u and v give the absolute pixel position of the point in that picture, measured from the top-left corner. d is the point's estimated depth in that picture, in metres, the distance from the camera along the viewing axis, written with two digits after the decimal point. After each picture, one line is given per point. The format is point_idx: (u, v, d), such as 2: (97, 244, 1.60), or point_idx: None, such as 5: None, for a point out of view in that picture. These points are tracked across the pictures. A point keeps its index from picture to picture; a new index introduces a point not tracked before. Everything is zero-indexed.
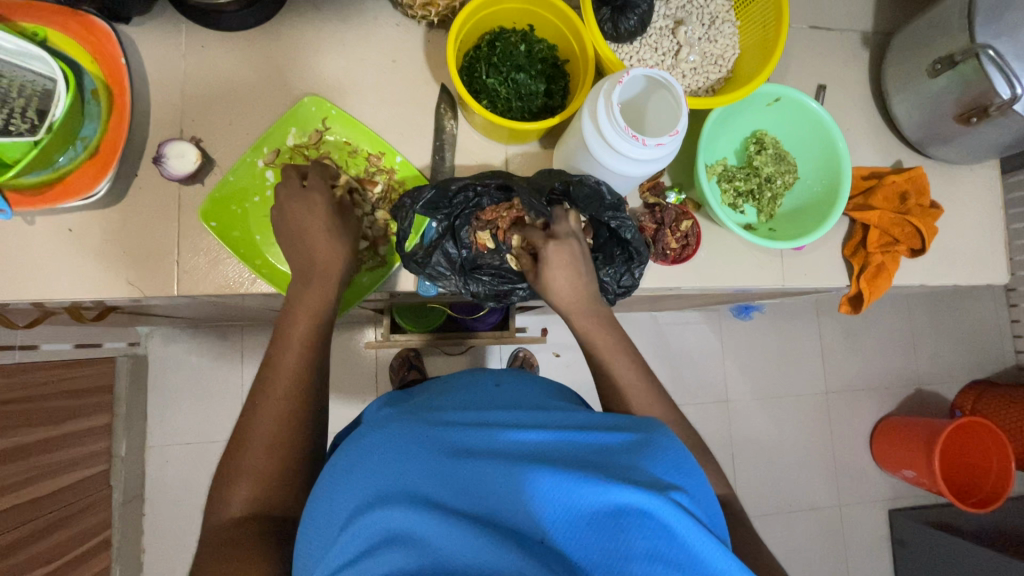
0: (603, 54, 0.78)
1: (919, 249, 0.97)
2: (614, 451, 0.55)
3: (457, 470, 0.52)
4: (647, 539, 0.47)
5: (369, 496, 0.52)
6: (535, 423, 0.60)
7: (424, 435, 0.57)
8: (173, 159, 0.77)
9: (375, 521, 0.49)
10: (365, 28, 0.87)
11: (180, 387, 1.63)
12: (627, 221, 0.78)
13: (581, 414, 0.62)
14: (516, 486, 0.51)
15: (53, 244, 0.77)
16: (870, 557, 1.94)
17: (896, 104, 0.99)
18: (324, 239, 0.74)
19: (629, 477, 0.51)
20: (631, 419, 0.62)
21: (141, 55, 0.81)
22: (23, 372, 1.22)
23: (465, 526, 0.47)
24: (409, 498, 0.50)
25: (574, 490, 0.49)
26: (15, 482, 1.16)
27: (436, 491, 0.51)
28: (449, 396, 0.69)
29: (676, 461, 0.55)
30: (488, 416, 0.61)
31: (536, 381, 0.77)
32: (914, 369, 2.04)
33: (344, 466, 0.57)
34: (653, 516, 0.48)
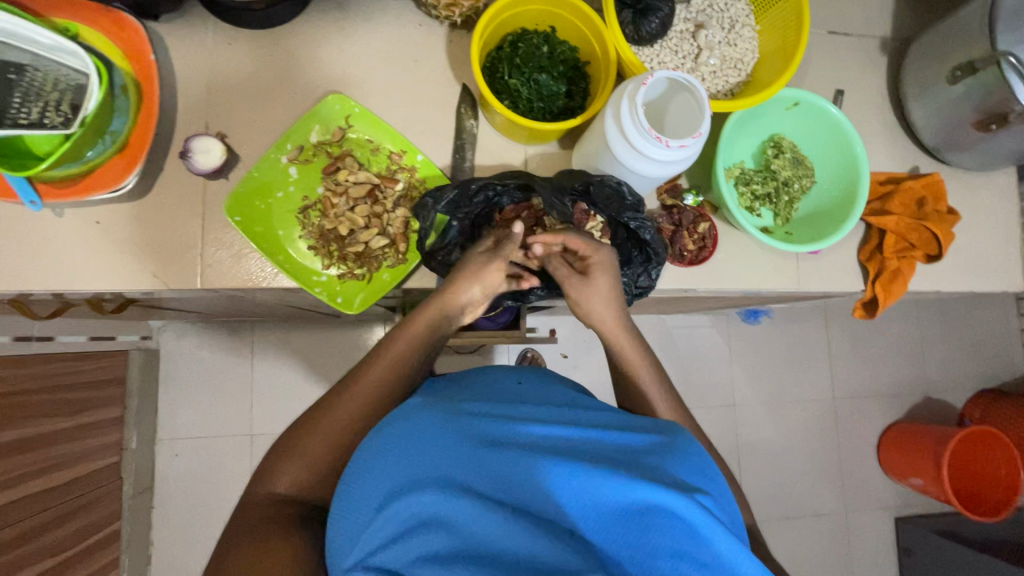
0: (625, 56, 0.79)
1: (935, 255, 0.97)
2: (639, 451, 0.55)
3: (482, 459, 0.52)
4: (674, 538, 0.46)
5: (395, 483, 0.52)
6: (560, 418, 0.59)
7: (449, 422, 0.56)
8: (200, 154, 0.78)
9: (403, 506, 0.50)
10: (388, 27, 0.88)
11: (191, 381, 1.65)
12: (647, 222, 0.78)
13: (605, 413, 0.62)
14: (541, 478, 0.50)
15: (80, 236, 0.78)
16: (876, 565, 1.93)
17: (914, 110, 0.99)
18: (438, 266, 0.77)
19: (656, 476, 0.51)
20: (653, 421, 0.62)
21: (169, 52, 0.82)
22: (38, 363, 1.24)
23: (491, 514, 0.48)
24: (435, 485, 0.50)
25: (600, 485, 0.49)
26: (29, 473, 1.17)
27: (462, 480, 0.51)
28: (470, 386, 0.68)
29: (700, 465, 0.55)
30: (513, 407, 0.60)
31: (554, 377, 0.76)
32: (922, 376, 2.04)
33: (367, 452, 0.57)
34: (681, 517, 0.47)
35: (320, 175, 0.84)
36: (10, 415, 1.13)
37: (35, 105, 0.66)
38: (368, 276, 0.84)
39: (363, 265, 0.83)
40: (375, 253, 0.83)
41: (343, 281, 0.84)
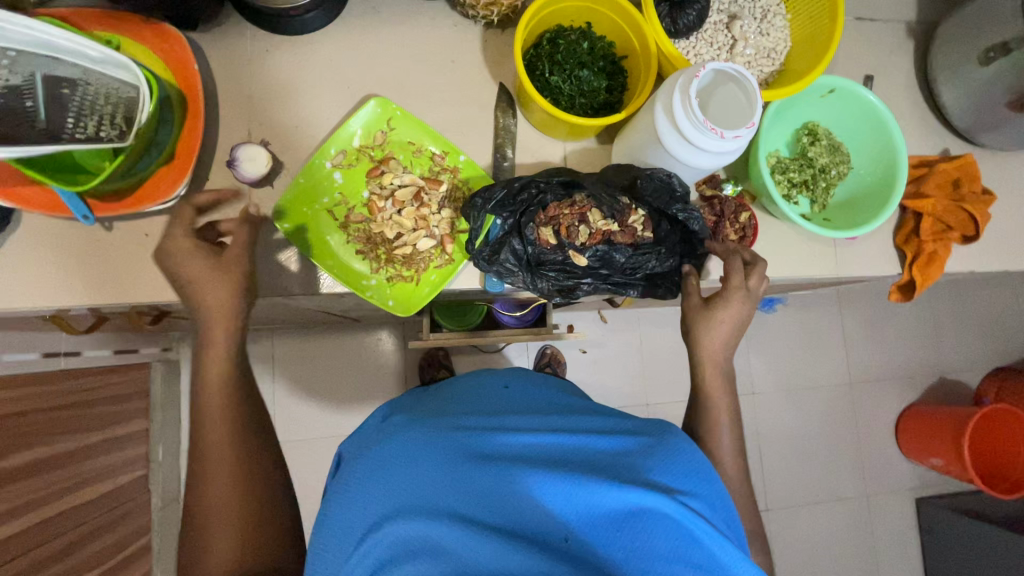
0: (666, 50, 0.79)
1: (971, 236, 0.98)
2: (628, 454, 0.58)
3: (476, 477, 0.54)
4: (666, 539, 0.50)
5: (393, 504, 0.55)
6: (549, 426, 0.62)
7: (442, 441, 0.59)
8: (246, 162, 0.77)
9: (402, 529, 0.52)
10: (422, 28, 0.88)
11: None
12: (694, 212, 0.79)
13: (593, 417, 0.65)
14: (532, 492, 0.52)
15: (130, 249, 0.78)
16: (898, 547, 1.94)
17: (944, 93, 1.00)
18: (209, 283, 0.68)
19: (646, 480, 0.54)
20: (643, 420, 0.64)
21: (208, 61, 0.82)
22: (71, 379, 1.25)
23: (487, 534, 0.49)
24: (433, 507, 0.53)
25: (591, 494, 0.51)
26: (68, 486, 1.19)
27: (456, 499, 0.53)
28: (462, 399, 0.71)
29: (688, 461, 0.57)
30: (503, 419, 0.63)
31: (546, 382, 0.80)
32: (936, 357, 2.05)
33: (362, 476, 0.60)
34: (670, 520, 0.51)
35: (364, 180, 0.84)
36: (49, 429, 1.14)
37: (91, 119, 0.66)
38: (416, 278, 0.84)
39: (411, 268, 0.83)
40: (422, 255, 0.83)
41: (392, 284, 0.84)
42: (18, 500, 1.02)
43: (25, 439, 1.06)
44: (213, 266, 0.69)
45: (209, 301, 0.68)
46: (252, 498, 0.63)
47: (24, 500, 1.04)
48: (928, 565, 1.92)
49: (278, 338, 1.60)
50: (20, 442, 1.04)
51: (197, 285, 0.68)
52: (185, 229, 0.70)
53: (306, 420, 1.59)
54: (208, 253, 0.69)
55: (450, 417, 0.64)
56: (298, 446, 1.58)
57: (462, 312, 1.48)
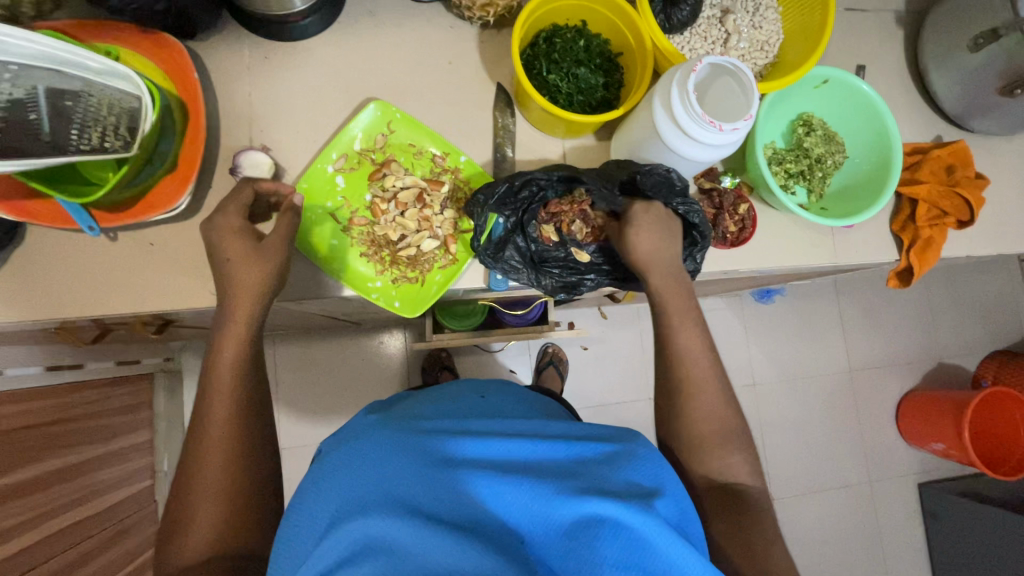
0: (661, 45, 0.80)
1: (966, 221, 1.00)
2: (592, 464, 0.61)
3: (440, 478, 0.57)
4: (621, 546, 0.53)
5: (356, 502, 0.56)
6: (516, 433, 0.65)
7: (411, 441, 0.61)
8: (247, 168, 0.80)
9: (364, 524, 0.53)
10: (419, 30, 0.88)
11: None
12: (695, 206, 0.79)
13: (561, 426, 0.68)
14: (493, 498, 0.56)
15: (136, 259, 0.78)
16: (902, 531, 1.96)
17: (936, 80, 1.01)
18: (245, 267, 0.69)
19: (606, 488, 0.57)
20: (610, 432, 0.68)
21: (208, 69, 0.83)
22: (75, 392, 1.25)
23: (446, 533, 0.52)
24: (396, 504, 0.54)
25: (550, 501, 0.55)
26: (76, 498, 1.19)
27: (420, 498, 0.55)
28: (436, 406, 0.74)
29: (649, 469, 0.61)
30: (473, 425, 0.66)
31: (513, 392, 0.84)
32: (934, 343, 2.07)
33: (327, 473, 0.61)
34: (628, 525, 0.53)
35: (366, 183, 0.85)
36: (54, 443, 1.14)
37: (95, 130, 0.66)
38: (421, 279, 0.84)
39: (416, 269, 0.84)
40: (427, 256, 0.84)
41: (398, 286, 0.84)
42: (27, 514, 1.02)
43: (31, 453, 1.06)
44: (253, 250, 0.70)
45: (238, 285, 0.69)
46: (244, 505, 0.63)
47: (34, 514, 1.04)
48: (932, 549, 1.93)
49: (280, 345, 1.60)
50: (27, 456, 1.04)
51: (235, 264, 0.69)
52: (239, 210, 0.72)
53: (310, 426, 1.59)
54: (251, 237, 0.70)
55: (420, 420, 0.66)
56: (303, 451, 1.58)
57: (465, 312, 1.48)
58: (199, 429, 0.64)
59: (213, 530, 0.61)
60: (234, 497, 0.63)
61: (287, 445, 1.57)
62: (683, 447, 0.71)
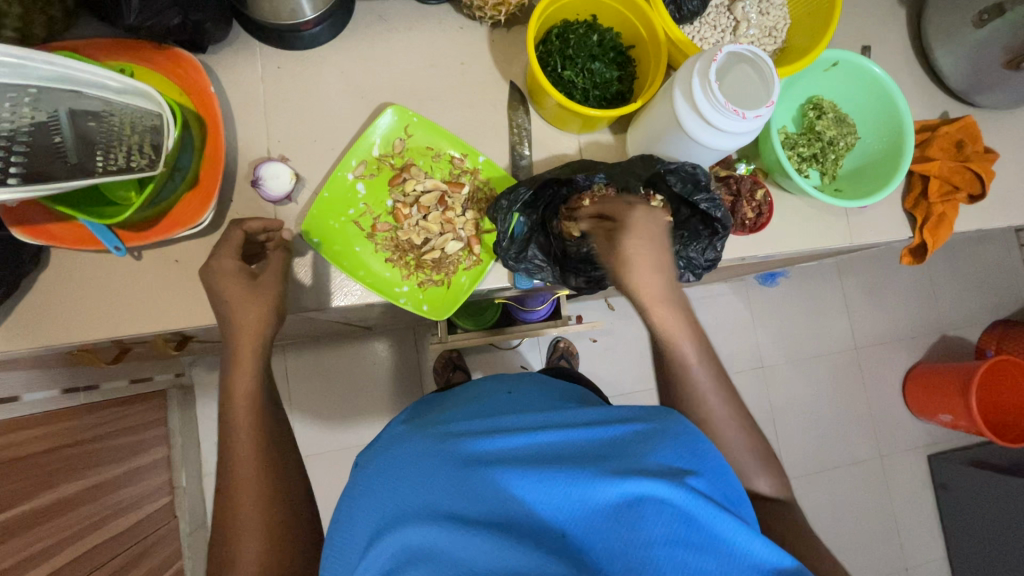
0: (675, 37, 0.81)
1: (978, 195, 1.01)
2: (626, 443, 0.60)
3: (473, 480, 0.56)
4: (667, 524, 0.52)
5: (395, 515, 0.56)
6: (544, 426, 0.65)
7: (442, 446, 0.61)
8: (270, 180, 0.78)
9: (407, 533, 0.53)
10: (429, 32, 0.88)
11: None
12: (718, 202, 0.79)
13: (589, 411, 0.67)
14: (529, 492, 0.54)
15: (160, 277, 0.78)
16: (913, 504, 1.99)
17: (940, 58, 1.02)
18: (244, 304, 0.69)
19: (643, 468, 0.56)
20: (640, 410, 0.67)
21: (221, 82, 0.82)
22: (91, 413, 1.24)
23: (486, 534, 0.51)
24: (436, 509, 0.54)
25: (588, 487, 0.54)
26: (101, 517, 1.19)
27: (459, 499, 0.54)
28: (464, 409, 0.74)
29: (684, 444, 0.60)
30: (499, 424, 0.65)
31: (541, 384, 0.83)
32: (937, 316, 2.09)
33: (366, 490, 0.62)
34: (670, 501, 0.53)
35: (387, 189, 0.85)
36: (76, 465, 1.14)
37: (120, 151, 0.66)
38: (447, 281, 0.84)
39: (441, 272, 0.84)
40: (451, 258, 0.84)
41: (424, 289, 0.84)
42: (56, 537, 1.02)
43: (55, 475, 1.06)
44: (250, 289, 0.70)
45: (238, 325, 0.69)
46: (291, 521, 0.64)
47: (62, 536, 1.04)
48: (944, 519, 1.97)
49: (291, 354, 1.59)
50: (52, 479, 1.05)
51: (234, 306, 0.69)
52: (231, 252, 0.71)
53: (326, 433, 1.59)
54: (246, 276, 0.70)
55: (449, 424, 0.66)
56: (321, 458, 1.58)
57: (476, 311, 1.49)
58: (243, 443, 0.65)
59: (266, 543, 0.61)
60: (283, 512, 0.63)
61: (304, 454, 1.57)
62: (721, 435, 0.72)
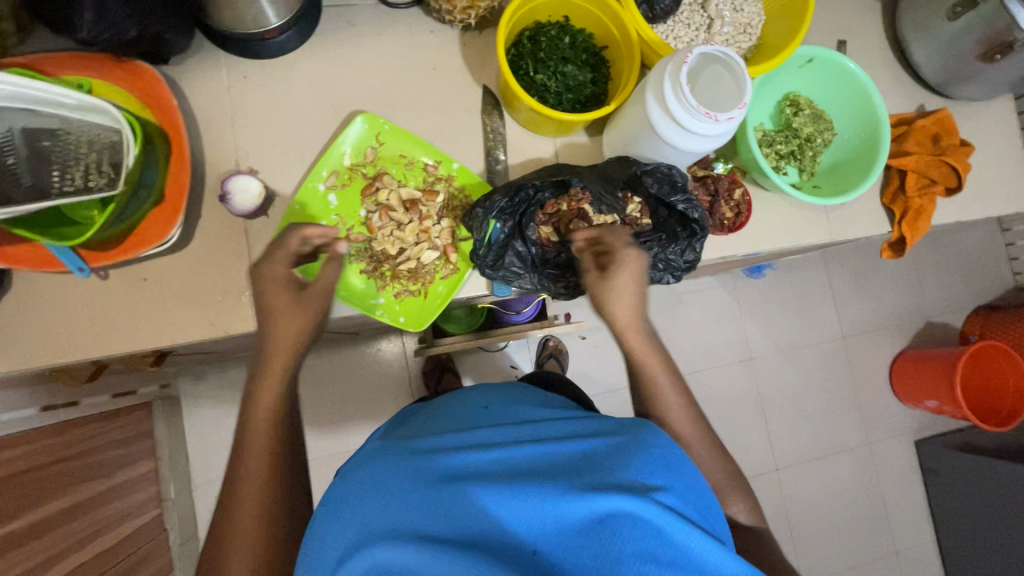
0: (648, 37, 0.80)
1: (954, 188, 1.01)
2: (597, 457, 0.60)
3: (443, 497, 0.55)
4: (636, 541, 0.51)
5: (361, 534, 0.54)
6: (518, 440, 0.64)
7: (415, 464, 0.60)
8: (238, 194, 0.76)
9: (378, 552, 0.52)
10: (400, 37, 0.86)
11: (219, 419, 1.66)
12: (695, 202, 0.79)
13: (562, 427, 0.67)
14: (499, 510, 0.53)
15: (129, 296, 0.76)
16: (902, 489, 2.01)
17: (916, 50, 1.02)
18: (293, 315, 0.68)
19: (613, 483, 0.56)
20: (612, 424, 0.66)
21: (185, 93, 0.80)
22: (73, 428, 1.23)
23: (454, 554, 0.50)
24: (407, 526, 0.53)
25: (558, 505, 0.53)
26: (87, 534, 1.17)
27: (431, 517, 0.53)
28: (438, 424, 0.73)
29: (655, 457, 0.59)
30: (472, 438, 0.64)
31: (516, 394, 0.82)
32: (921, 303, 2.11)
33: (333, 507, 0.60)
34: (640, 515, 0.52)
35: (360, 199, 0.83)
36: (60, 482, 1.12)
37: (77, 170, 0.65)
38: (424, 291, 0.83)
39: (418, 282, 0.83)
40: (428, 267, 0.83)
41: (401, 300, 0.83)
42: (39, 557, 1.00)
43: (39, 493, 1.04)
44: (297, 300, 0.69)
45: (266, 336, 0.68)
46: None
47: (46, 556, 1.02)
48: (932, 503, 1.99)
49: None
50: (39, 496, 1.04)
51: (279, 316, 0.68)
52: (284, 259, 0.70)
53: (315, 440, 1.57)
54: (294, 287, 0.69)
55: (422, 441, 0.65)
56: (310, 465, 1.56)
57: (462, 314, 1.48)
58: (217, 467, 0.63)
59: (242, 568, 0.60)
60: None
61: None
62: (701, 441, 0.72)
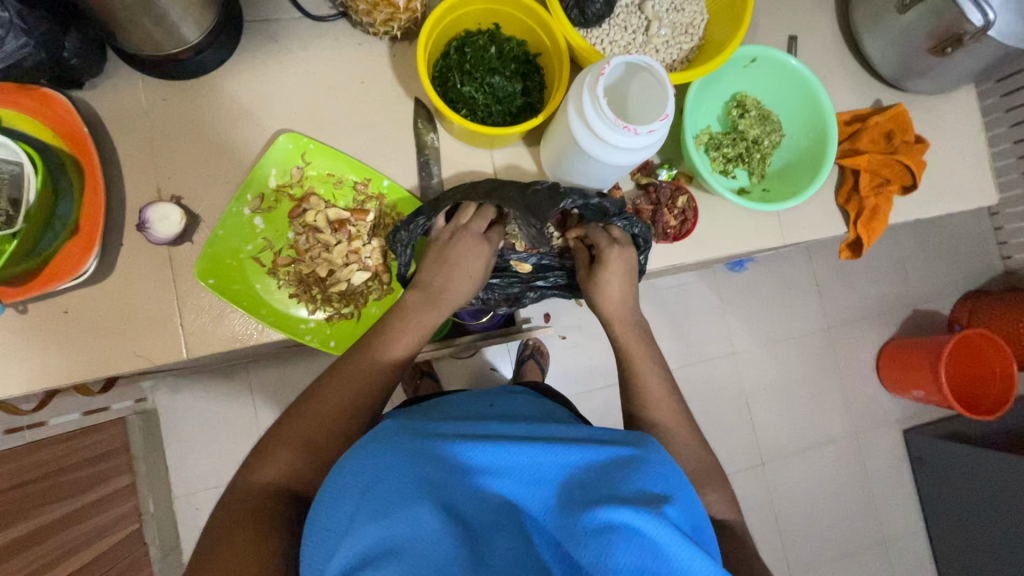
0: (576, 44, 0.77)
1: (910, 186, 0.98)
2: (606, 466, 0.53)
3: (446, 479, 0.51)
4: (639, 556, 0.45)
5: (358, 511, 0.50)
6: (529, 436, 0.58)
7: (420, 448, 0.55)
8: (158, 223, 0.74)
9: (361, 538, 0.47)
10: (325, 51, 0.84)
11: (202, 429, 1.38)
12: (635, 221, 0.80)
13: (576, 428, 0.60)
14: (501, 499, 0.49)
15: (50, 330, 0.74)
16: (892, 484, 1.76)
17: (868, 44, 0.98)
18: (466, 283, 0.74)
19: (622, 493, 0.49)
20: (622, 432, 0.59)
21: (102, 118, 0.77)
22: (38, 450, 1.01)
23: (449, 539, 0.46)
24: (394, 512, 0.49)
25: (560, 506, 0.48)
26: (48, 565, 0.94)
27: (424, 502, 0.49)
28: (448, 415, 0.67)
29: (671, 475, 0.52)
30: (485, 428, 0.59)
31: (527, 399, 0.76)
32: (906, 292, 1.83)
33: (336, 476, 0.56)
34: (641, 532, 0.46)
35: (287, 220, 0.82)
36: (19, 507, 0.91)
37: None
38: (357, 314, 0.83)
39: (350, 303, 0.83)
40: (359, 288, 0.83)
41: (332, 324, 0.83)
42: None
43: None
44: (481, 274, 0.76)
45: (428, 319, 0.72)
46: None
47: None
48: (924, 499, 1.74)
49: (255, 368, 1.41)
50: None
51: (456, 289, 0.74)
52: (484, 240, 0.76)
53: None
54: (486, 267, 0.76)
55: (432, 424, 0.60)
56: None
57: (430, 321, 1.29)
58: None
59: None
60: None
61: None
62: None
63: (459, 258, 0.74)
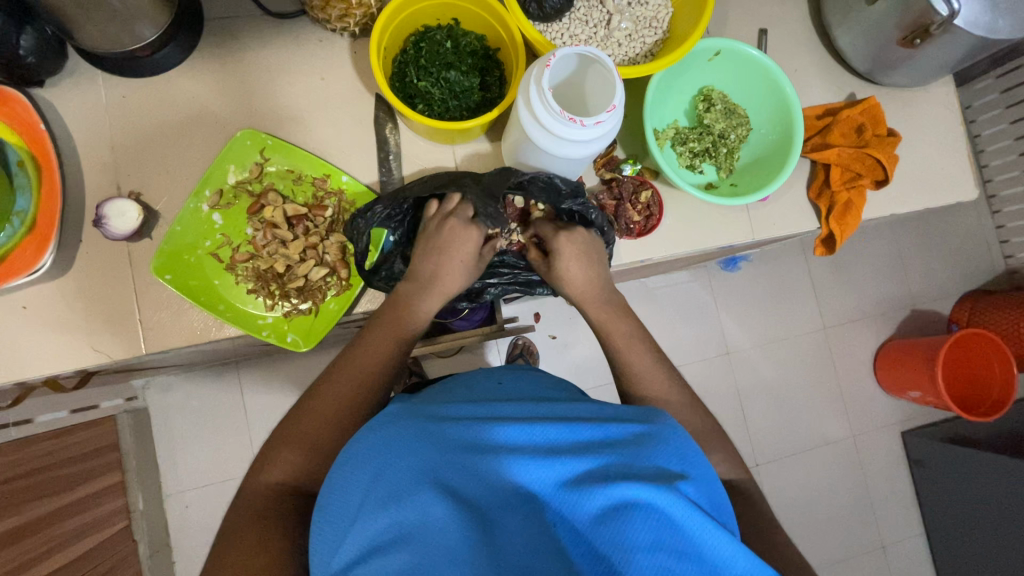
0: (531, 36, 0.77)
1: (883, 180, 0.97)
2: (621, 444, 0.52)
3: (459, 462, 0.50)
4: (653, 530, 0.45)
5: (372, 493, 0.49)
6: (535, 413, 0.57)
7: (428, 431, 0.53)
8: (114, 218, 0.74)
9: (372, 524, 0.47)
10: (287, 48, 0.84)
11: (191, 426, 1.39)
12: (590, 205, 0.80)
13: (588, 405, 0.59)
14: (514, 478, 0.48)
15: (12, 324, 0.75)
16: (892, 487, 1.72)
17: (839, 36, 0.96)
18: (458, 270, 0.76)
19: (635, 470, 0.49)
20: (631, 410, 0.58)
21: (61, 116, 0.78)
22: (23, 449, 1.01)
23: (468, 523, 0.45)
24: (408, 497, 0.48)
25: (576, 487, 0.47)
26: (28, 563, 0.93)
27: (430, 488, 0.48)
28: (451, 394, 0.66)
29: (682, 451, 0.52)
30: (491, 407, 0.57)
31: (528, 372, 0.75)
32: (906, 290, 1.79)
33: (344, 460, 0.55)
34: (656, 508, 0.46)
35: (246, 216, 0.82)
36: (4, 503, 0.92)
37: None
38: (315, 309, 0.83)
39: (308, 299, 0.83)
40: (317, 284, 0.82)
41: (290, 319, 0.83)
42: None
43: None
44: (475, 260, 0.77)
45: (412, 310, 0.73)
46: None
47: None
48: (925, 501, 1.70)
49: (248, 363, 1.42)
50: None
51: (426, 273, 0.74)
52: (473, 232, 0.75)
53: None
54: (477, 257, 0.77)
55: (437, 405, 0.57)
56: None
57: None
58: None
59: None
60: None
61: None
62: None
63: (449, 244, 0.75)
